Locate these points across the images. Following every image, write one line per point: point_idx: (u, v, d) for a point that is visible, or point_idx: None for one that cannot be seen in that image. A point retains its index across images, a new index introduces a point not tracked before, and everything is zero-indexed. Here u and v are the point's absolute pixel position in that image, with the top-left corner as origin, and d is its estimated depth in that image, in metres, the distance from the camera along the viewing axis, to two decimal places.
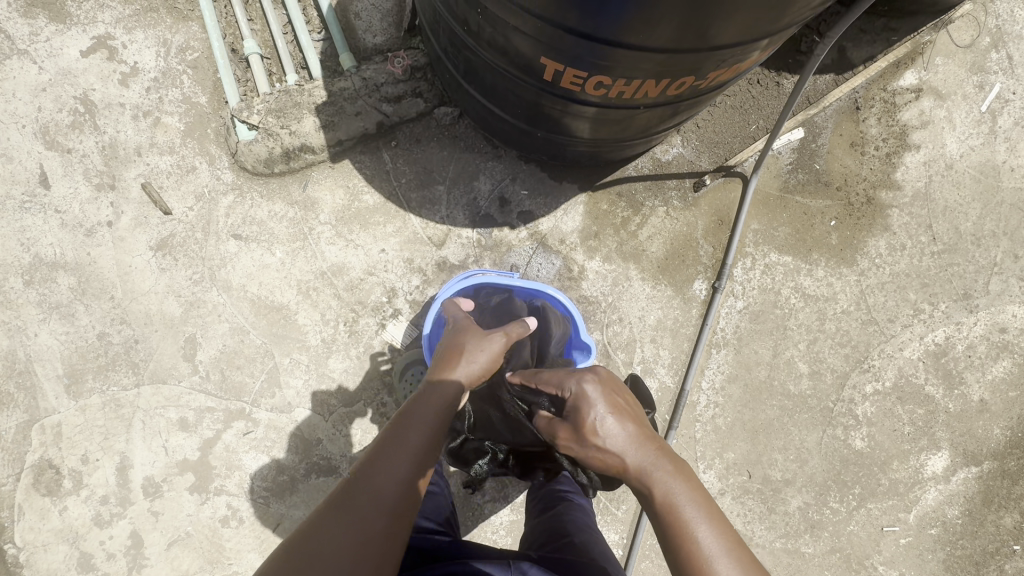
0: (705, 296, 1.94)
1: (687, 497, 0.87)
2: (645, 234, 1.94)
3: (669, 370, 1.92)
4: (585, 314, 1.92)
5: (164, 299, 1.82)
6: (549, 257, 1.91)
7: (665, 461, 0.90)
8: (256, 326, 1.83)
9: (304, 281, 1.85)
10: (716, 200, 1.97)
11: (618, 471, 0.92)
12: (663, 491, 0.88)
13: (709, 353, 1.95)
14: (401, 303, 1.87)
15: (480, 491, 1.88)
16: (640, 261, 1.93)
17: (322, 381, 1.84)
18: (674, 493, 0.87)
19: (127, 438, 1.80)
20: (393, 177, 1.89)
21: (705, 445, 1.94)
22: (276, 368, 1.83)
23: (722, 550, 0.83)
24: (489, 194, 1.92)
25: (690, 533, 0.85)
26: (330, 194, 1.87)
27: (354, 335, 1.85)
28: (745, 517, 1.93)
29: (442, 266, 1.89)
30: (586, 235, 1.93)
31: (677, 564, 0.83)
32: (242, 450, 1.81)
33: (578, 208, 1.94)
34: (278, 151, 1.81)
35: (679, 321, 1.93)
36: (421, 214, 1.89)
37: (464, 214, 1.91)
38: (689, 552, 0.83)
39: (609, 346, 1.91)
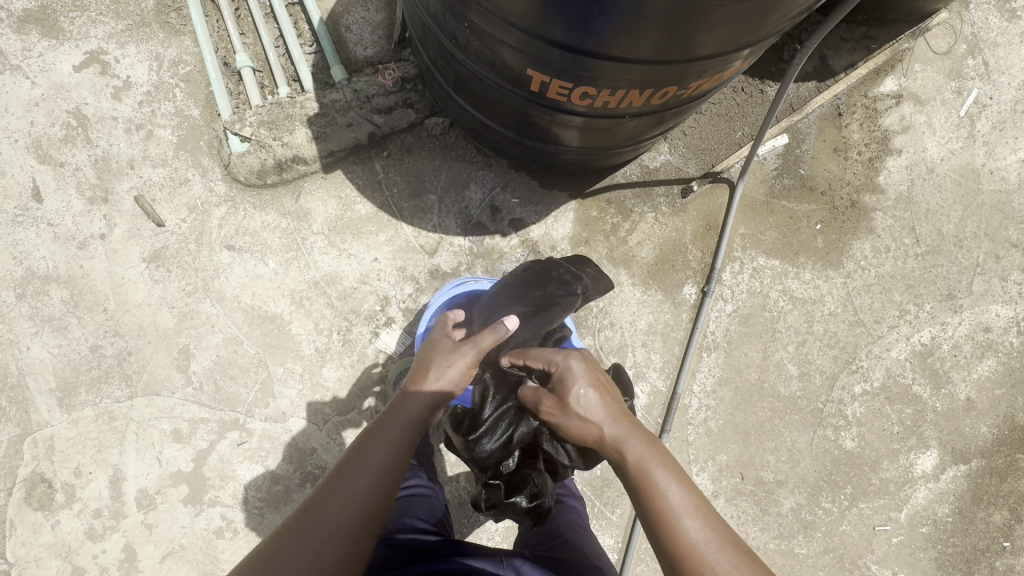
0: (695, 300, 1.97)
1: (664, 459, 0.94)
2: (634, 240, 1.97)
3: (661, 374, 1.94)
4: (577, 320, 1.94)
5: (157, 311, 1.83)
6: None
7: (632, 429, 1.00)
8: (249, 336, 1.84)
9: (297, 291, 1.86)
10: (704, 205, 2.01)
11: (597, 436, 1.01)
12: (636, 446, 0.96)
13: (700, 356, 1.97)
14: (394, 311, 1.88)
15: (476, 498, 1.89)
16: (630, 266, 1.96)
17: (316, 391, 1.85)
18: (642, 455, 0.95)
19: (120, 451, 1.80)
20: (385, 187, 1.91)
21: (698, 448, 1.95)
22: (269, 378, 1.84)
23: (689, 504, 0.87)
24: (481, 202, 1.94)
25: (656, 490, 0.89)
26: (322, 205, 1.89)
27: (347, 344, 1.86)
28: (738, 519, 1.95)
29: (434, 275, 1.90)
30: (577, 241, 1.95)
31: (645, 520, 0.87)
32: (236, 461, 1.82)
33: (569, 215, 1.96)
34: (270, 162, 1.83)
35: (669, 325, 1.96)
36: (413, 223, 1.91)
37: (455, 222, 1.93)
38: (657, 510, 0.87)
39: (601, 350, 1.93)
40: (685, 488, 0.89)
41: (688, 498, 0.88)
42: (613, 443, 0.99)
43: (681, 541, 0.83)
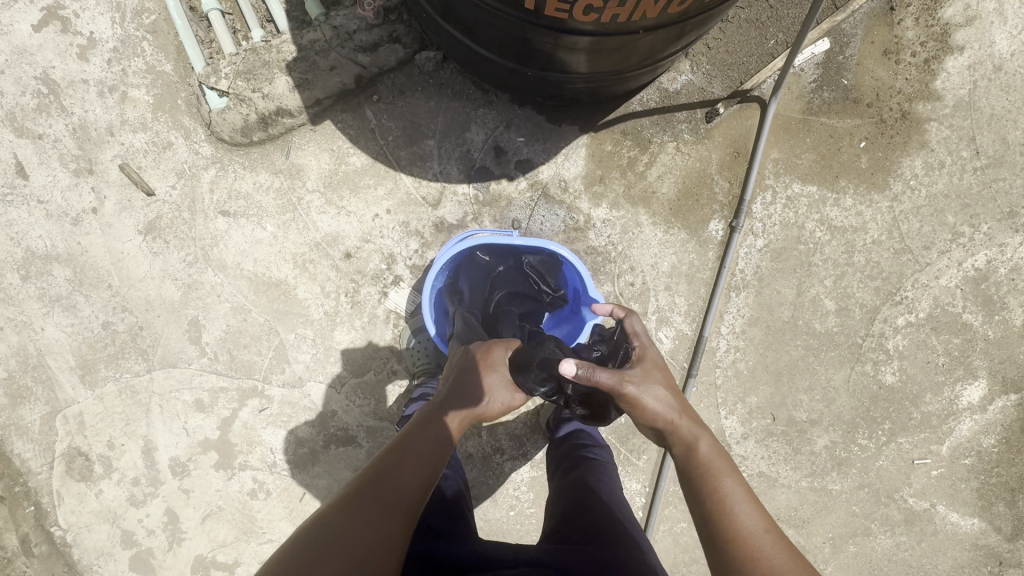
0: (722, 236, 1.81)
1: (726, 456, 1.00)
2: (654, 173, 1.80)
3: (686, 317, 1.84)
4: (594, 267, 1.81)
5: (161, 284, 1.78)
6: (552, 208, 1.79)
7: (701, 424, 1.06)
8: (257, 303, 1.79)
9: (299, 254, 1.79)
10: (731, 129, 1.80)
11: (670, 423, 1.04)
12: (703, 440, 1.02)
13: (728, 296, 1.85)
14: (401, 269, 1.79)
15: (499, 451, 1.88)
16: (650, 204, 1.80)
17: (330, 354, 1.81)
18: (710, 449, 1.00)
19: (148, 423, 1.82)
20: (379, 135, 1.76)
21: (727, 391, 1.88)
22: (282, 344, 1.81)
23: (746, 497, 0.93)
24: (483, 144, 1.78)
25: (718, 481, 0.95)
26: (314, 159, 1.76)
27: (357, 306, 1.80)
28: (769, 460, 1.91)
29: (440, 227, 1.79)
30: (591, 180, 1.79)
31: (703, 506, 0.93)
32: (260, 426, 1.83)
33: (581, 152, 1.79)
34: (253, 118, 1.69)
35: (694, 265, 1.82)
36: (413, 173, 1.78)
37: (458, 168, 1.78)
38: (715, 497, 0.93)
39: (621, 297, 1.82)
40: (758, 509, 0.91)
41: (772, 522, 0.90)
42: (686, 432, 1.03)
43: (737, 530, 0.88)
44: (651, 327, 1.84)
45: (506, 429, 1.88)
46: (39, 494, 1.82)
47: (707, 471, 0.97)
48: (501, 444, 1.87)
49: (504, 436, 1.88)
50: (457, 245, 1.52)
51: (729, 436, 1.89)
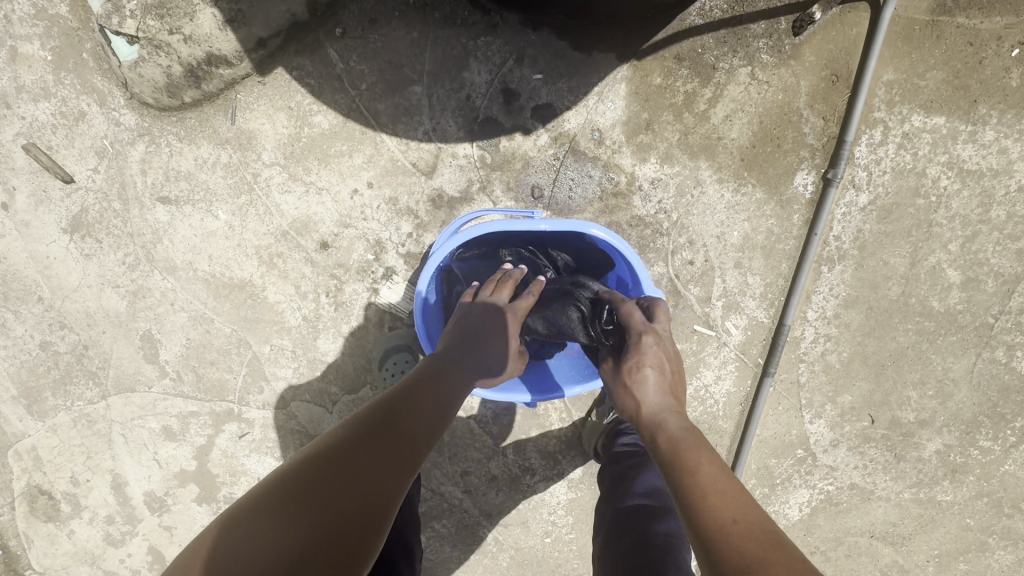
0: (812, 192, 1.36)
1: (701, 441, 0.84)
2: (721, 113, 1.33)
3: (761, 302, 1.42)
4: (641, 243, 1.39)
5: (101, 294, 1.44)
6: (583, 169, 1.35)
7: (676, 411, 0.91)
8: (219, 311, 1.44)
9: (263, 247, 1.41)
10: (828, 43, 1.30)
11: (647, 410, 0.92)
12: (670, 425, 0.88)
13: (818, 272, 1.41)
14: (393, 260, 1.41)
15: (529, 471, 1.55)
16: (715, 156, 1.34)
17: (315, 368, 1.47)
18: (682, 432, 0.86)
19: (112, 455, 1.54)
20: (348, 82, 1.32)
21: (812, 390, 1.49)
22: (256, 359, 1.47)
23: (716, 483, 0.75)
24: (487, 86, 1.32)
25: (687, 466, 0.79)
26: (267, 122, 1.34)
27: (341, 307, 1.44)
28: (863, 469, 1.54)
29: (438, 203, 1.38)
30: (635, 127, 1.33)
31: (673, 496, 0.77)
32: (242, 454, 1.53)
33: (620, 89, 1.32)
34: (177, 71, 1.26)
35: (773, 234, 1.39)
36: (397, 132, 1.34)
37: (456, 121, 1.33)
38: (679, 482, 0.77)
39: (677, 280, 1.41)
40: (727, 493, 0.73)
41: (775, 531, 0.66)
42: (653, 418, 0.90)
43: (697, 523, 0.70)
44: (715, 316, 1.43)
45: (536, 446, 1.54)
46: (6, 537, 1.59)
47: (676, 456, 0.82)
48: (530, 463, 1.54)
49: (534, 454, 1.54)
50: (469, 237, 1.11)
51: (814, 444, 1.52)
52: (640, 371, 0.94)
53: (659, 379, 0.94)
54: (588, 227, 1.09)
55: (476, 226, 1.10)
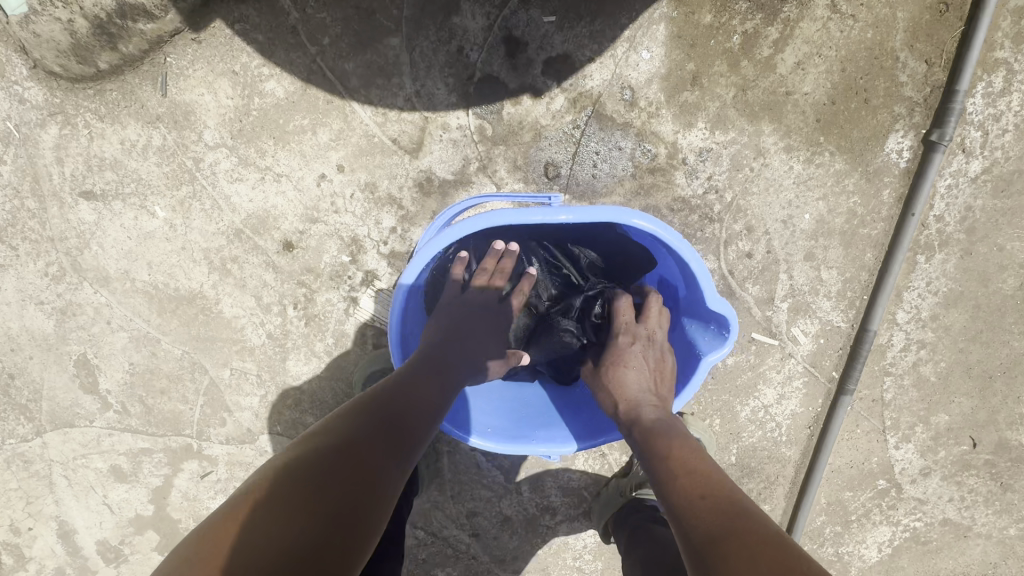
0: (909, 160, 1.06)
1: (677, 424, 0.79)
2: (791, 59, 1.02)
3: (838, 302, 1.13)
4: (686, 232, 1.09)
5: (23, 312, 1.18)
6: (611, 139, 1.05)
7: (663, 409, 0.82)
8: (165, 330, 1.18)
9: (214, 251, 1.13)
10: None
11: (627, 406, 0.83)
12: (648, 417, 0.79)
13: (914, 263, 1.11)
14: (373, 262, 1.13)
15: (549, 511, 1.28)
16: (783, 117, 1.04)
17: (286, 395, 1.21)
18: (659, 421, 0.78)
19: (55, 500, 1.30)
20: (305, 35, 1.02)
21: (899, 409, 1.20)
22: (214, 386, 1.21)
23: (691, 458, 0.72)
24: (485, 35, 1.01)
25: (663, 448, 0.74)
26: (207, 92, 1.05)
27: (313, 322, 1.17)
28: (961, 503, 1.25)
29: (427, 188, 1.09)
30: (678, 81, 1.03)
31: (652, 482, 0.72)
32: (207, 497, 1.28)
33: (658, 33, 1.01)
34: (85, 27, 0.98)
35: (856, 216, 1.08)
36: (370, 98, 1.05)
37: (445, 82, 1.03)
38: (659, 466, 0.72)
39: (732, 279, 1.11)
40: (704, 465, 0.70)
41: (740, 517, 0.60)
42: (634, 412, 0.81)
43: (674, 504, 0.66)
44: (779, 321, 1.14)
45: (557, 481, 1.27)
46: None
47: (653, 442, 0.75)
48: (551, 502, 1.28)
49: (555, 490, 1.28)
50: (481, 220, 0.78)
51: (900, 473, 1.24)
52: (621, 369, 0.86)
53: (641, 377, 0.85)
54: (629, 216, 0.75)
55: (469, 218, 0.77)
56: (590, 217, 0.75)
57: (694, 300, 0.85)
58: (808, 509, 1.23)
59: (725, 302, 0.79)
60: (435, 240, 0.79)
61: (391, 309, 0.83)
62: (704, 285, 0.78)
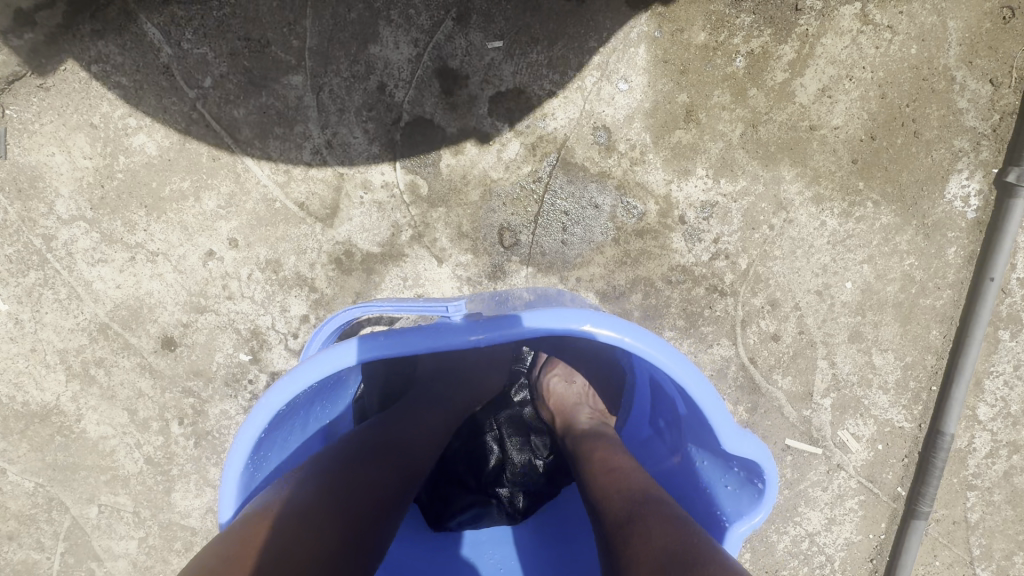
0: (979, 208, 0.80)
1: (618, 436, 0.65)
2: (812, 86, 0.78)
3: (898, 395, 0.85)
4: (690, 312, 0.82)
5: None
6: (582, 193, 0.80)
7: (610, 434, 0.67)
8: (11, 456, 0.90)
9: (73, 353, 0.87)
10: None
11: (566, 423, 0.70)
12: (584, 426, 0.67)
13: (994, 341, 0.84)
14: (280, 361, 0.85)
15: None
16: (806, 155, 0.79)
17: (173, 538, 0.91)
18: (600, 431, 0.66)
19: None
20: (183, 77, 0.79)
21: (991, 535, 0.89)
22: (79, 527, 0.92)
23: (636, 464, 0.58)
24: (412, 67, 0.78)
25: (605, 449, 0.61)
26: (58, 150, 0.81)
27: (205, 441, 0.88)
28: None
29: (346, 264, 0.83)
30: (666, 117, 0.79)
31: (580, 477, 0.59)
32: None
33: (637, 59, 0.78)
34: None
35: (912, 282, 0.82)
36: (268, 153, 0.81)
37: (364, 130, 0.80)
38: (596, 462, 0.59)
39: (754, 370, 0.84)
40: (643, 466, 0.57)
41: (649, 506, 0.49)
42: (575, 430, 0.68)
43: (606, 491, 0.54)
44: (821, 422, 0.85)
45: None
46: None
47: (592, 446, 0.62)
48: None
49: None
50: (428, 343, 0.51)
51: None
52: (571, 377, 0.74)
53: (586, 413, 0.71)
54: (575, 322, 0.50)
55: (324, 350, 0.52)
56: (515, 330, 0.50)
57: (701, 427, 0.56)
58: None
59: (750, 437, 0.53)
60: (279, 386, 0.52)
61: (223, 527, 0.53)
62: (715, 423, 0.51)
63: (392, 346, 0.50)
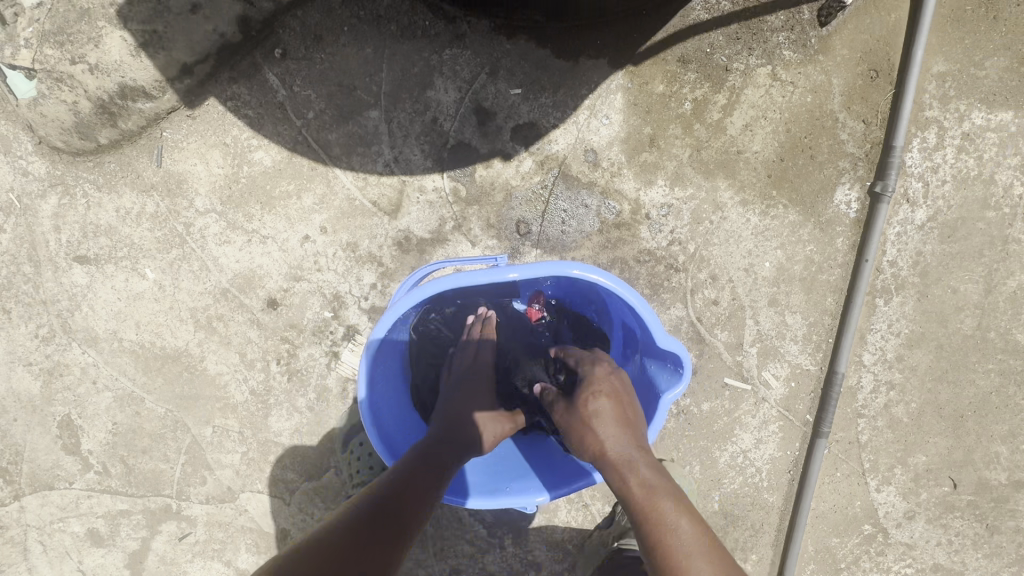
0: (857, 211, 1.12)
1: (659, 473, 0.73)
2: (738, 122, 1.10)
3: (805, 345, 1.17)
4: (653, 283, 1.14)
5: (11, 374, 1.21)
6: (577, 196, 1.12)
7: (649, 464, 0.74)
8: (149, 388, 1.20)
9: (201, 310, 1.17)
10: (861, 33, 1.09)
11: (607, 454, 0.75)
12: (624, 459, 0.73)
13: (873, 306, 1.16)
14: (354, 317, 1.17)
15: (534, 567, 1.23)
16: (735, 171, 1.11)
17: (268, 452, 1.22)
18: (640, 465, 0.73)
19: (30, 567, 1.27)
20: (293, 111, 1.11)
21: (877, 452, 1.21)
22: (196, 443, 1.22)
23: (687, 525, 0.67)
24: (456, 106, 1.10)
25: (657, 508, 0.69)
26: (199, 161, 1.13)
27: (296, 376, 1.19)
28: (951, 547, 1.24)
29: (405, 246, 1.14)
30: (636, 143, 1.11)
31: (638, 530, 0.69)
32: (184, 560, 1.26)
33: (616, 102, 1.11)
34: (87, 107, 1.06)
35: (813, 263, 1.14)
36: (351, 165, 1.12)
37: (421, 150, 1.11)
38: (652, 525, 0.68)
39: (701, 326, 1.15)
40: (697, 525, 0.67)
41: None
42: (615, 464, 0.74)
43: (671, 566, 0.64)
44: (750, 365, 1.17)
45: (545, 538, 1.23)
46: None
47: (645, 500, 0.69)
48: (539, 560, 1.23)
49: (544, 548, 1.23)
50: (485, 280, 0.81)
51: (884, 517, 1.23)
52: (592, 399, 0.79)
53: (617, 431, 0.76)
54: (570, 268, 0.80)
55: (421, 286, 0.81)
56: (536, 271, 0.80)
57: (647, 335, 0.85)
58: (794, 559, 1.21)
59: (674, 338, 0.81)
60: (393, 309, 0.81)
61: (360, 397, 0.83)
62: (652, 326, 0.80)
63: (462, 280, 0.80)
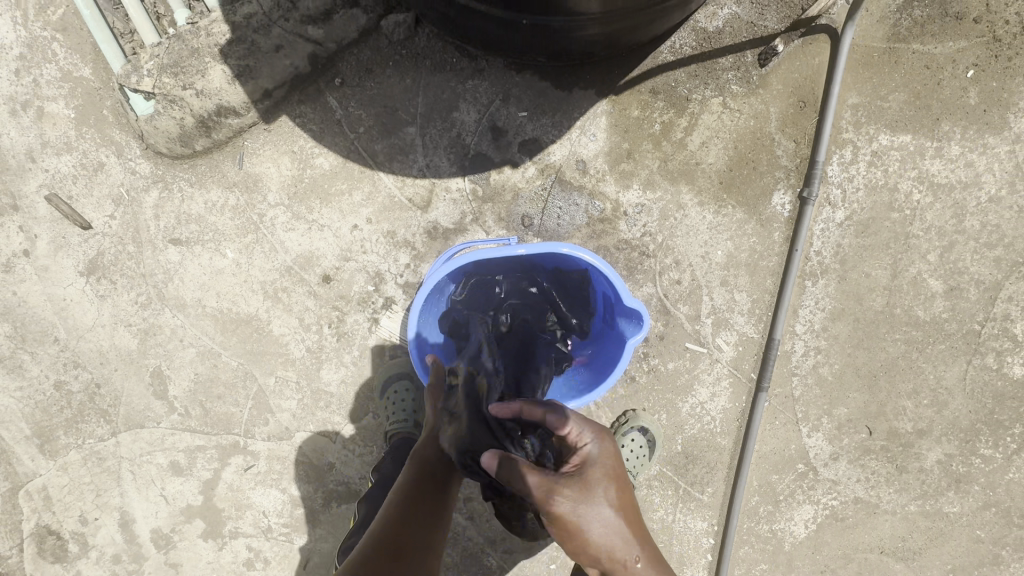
0: (790, 211, 1.43)
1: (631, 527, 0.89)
2: (697, 140, 1.41)
3: (750, 317, 1.47)
4: (629, 266, 1.44)
5: (114, 333, 1.50)
6: (569, 196, 1.42)
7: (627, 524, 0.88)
8: (225, 345, 1.50)
9: (270, 283, 1.47)
10: (793, 72, 1.39)
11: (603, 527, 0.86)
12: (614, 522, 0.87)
13: (803, 287, 1.46)
14: (392, 290, 1.46)
15: None
16: (694, 178, 1.42)
17: (319, 398, 1.51)
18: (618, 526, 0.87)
19: (121, 492, 1.56)
20: (348, 127, 1.41)
21: (807, 404, 1.51)
22: (261, 391, 1.51)
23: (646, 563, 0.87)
24: (476, 125, 1.41)
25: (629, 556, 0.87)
26: (272, 165, 1.43)
27: (343, 337, 1.49)
28: (867, 483, 1.54)
29: (434, 234, 1.44)
30: (616, 155, 1.41)
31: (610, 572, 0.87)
32: (248, 487, 1.55)
33: (601, 124, 1.41)
34: (190, 122, 1.37)
35: (755, 252, 1.44)
36: (392, 169, 1.43)
37: (448, 159, 1.42)
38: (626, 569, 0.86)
39: (667, 300, 1.46)
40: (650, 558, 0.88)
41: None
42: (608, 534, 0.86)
43: None
44: (706, 332, 1.47)
45: None
46: None
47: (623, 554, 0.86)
48: None
49: None
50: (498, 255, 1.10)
51: (814, 458, 1.53)
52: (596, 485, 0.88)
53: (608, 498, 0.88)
54: (561, 247, 1.10)
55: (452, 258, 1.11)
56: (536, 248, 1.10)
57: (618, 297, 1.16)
58: (741, 491, 1.50)
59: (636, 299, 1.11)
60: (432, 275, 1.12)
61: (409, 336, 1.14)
62: (619, 289, 1.11)
63: (481, 254, 1.10)
